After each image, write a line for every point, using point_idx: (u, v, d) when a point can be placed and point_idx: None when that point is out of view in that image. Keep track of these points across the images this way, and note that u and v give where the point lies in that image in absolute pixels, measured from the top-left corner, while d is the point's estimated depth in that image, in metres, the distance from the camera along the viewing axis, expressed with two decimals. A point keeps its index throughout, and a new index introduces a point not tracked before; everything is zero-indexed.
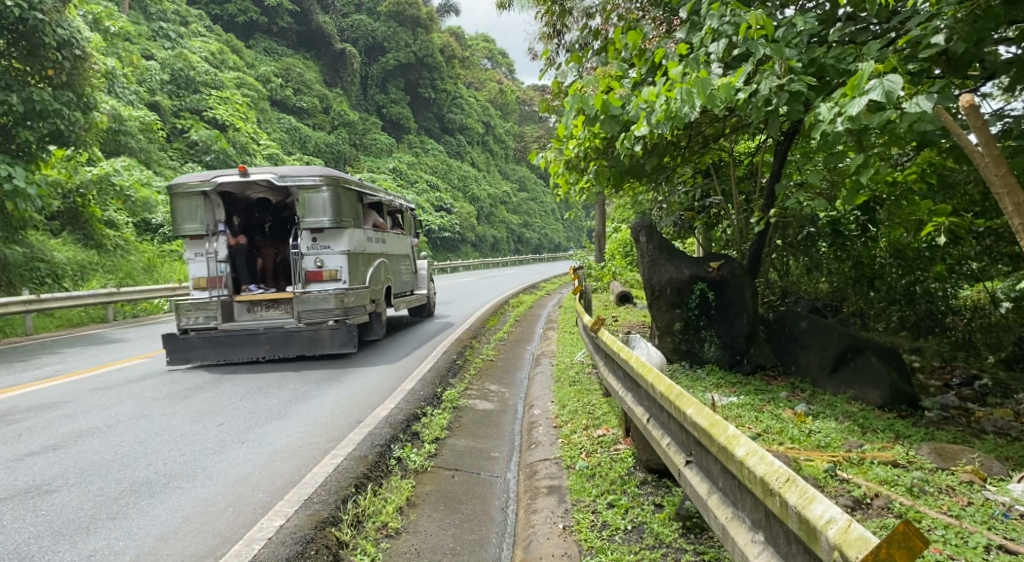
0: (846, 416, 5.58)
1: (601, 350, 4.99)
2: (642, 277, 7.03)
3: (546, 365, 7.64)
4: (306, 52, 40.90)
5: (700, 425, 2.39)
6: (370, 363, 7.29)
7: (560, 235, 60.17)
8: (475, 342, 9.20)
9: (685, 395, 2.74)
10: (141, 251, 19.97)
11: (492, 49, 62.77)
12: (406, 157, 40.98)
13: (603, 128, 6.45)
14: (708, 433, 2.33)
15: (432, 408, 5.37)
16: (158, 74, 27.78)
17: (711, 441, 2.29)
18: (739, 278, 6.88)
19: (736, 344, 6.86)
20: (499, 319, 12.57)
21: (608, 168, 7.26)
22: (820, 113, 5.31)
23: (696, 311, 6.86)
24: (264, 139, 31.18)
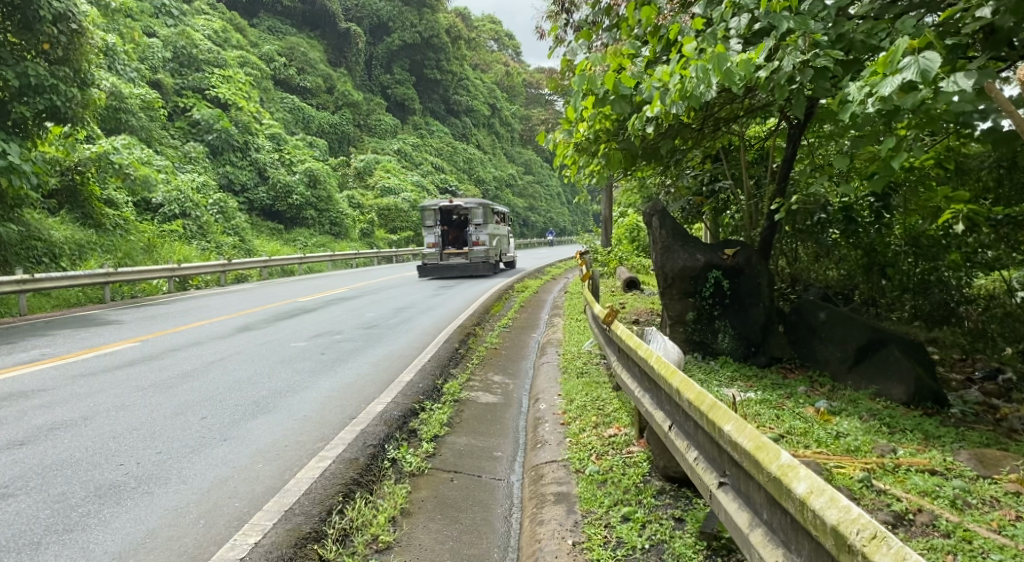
0: (871, 414, 5.24)
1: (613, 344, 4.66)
2: (654, 265, 6.65)
3: (551, 355, 7.32)
4: (310, 31, 40.32)
5: (745, 447, 2.07)
6: (367, 352, 6.95)
7: (565, 220, 59.72)
8: (478, 329, 8.88)
9: (719, 406, 2.42)
10: (141, 230, 19.60)
11: (498, 30, 62.02)
12: (411, 139, 40.53)
13: (613, 108, 6.04)
14: (755, 459, 2.00)
15: (431, 403, 5.05)
16: (161, 51, 27.32)
17: (761, 470, 1.96)
18: (755, 266, 6.52)
19: (753, 335, 6.49)
20: (503, 305, 12.20)
21: (619, 151, 6.85)
22: (849, 94, 4.84)
23: (711, 300, 6.48)
24: (267, 119, 30.75)
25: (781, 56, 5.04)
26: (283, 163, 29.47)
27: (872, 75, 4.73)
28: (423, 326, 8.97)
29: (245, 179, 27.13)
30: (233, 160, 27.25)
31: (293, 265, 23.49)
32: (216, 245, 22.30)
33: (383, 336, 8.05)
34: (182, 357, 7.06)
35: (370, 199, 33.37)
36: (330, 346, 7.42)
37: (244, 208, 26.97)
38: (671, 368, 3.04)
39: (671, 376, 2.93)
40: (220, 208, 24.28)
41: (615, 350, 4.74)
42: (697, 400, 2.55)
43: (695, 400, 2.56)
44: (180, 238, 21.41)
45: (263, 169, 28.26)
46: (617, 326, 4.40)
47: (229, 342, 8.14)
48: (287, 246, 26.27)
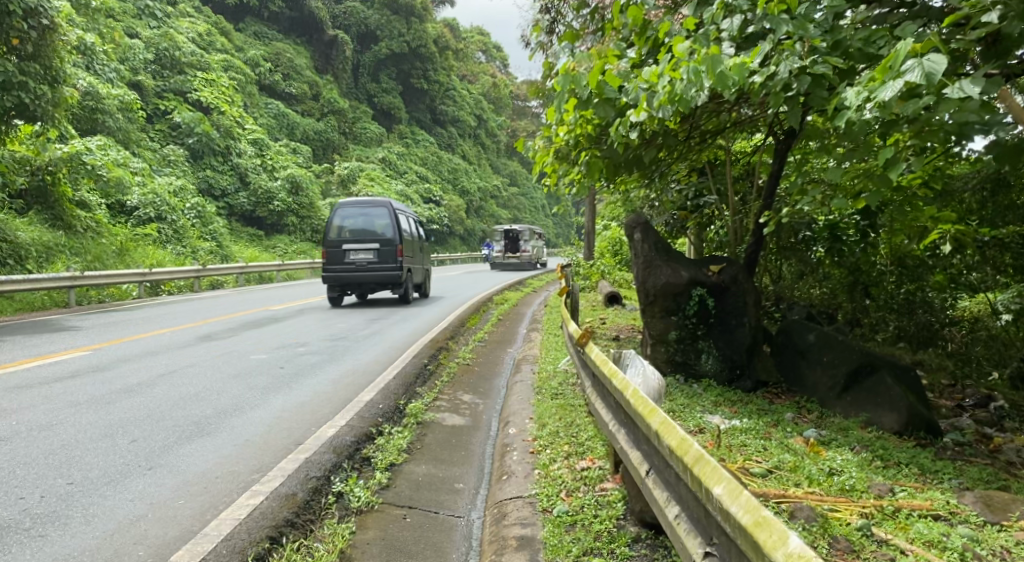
0: (863, 445, 4.91)
1: (587, 367, 4.28)
2: (636, 279, 6.29)
3: (526, 373, 6.93)
4: (297, 37, 39.91)
5: (743, 523, 1.71)
6: (330, 367, 6.51)
7: (549, 233, 59.51)
8: (451, 344, 8.47)
9: (706, 459, 2.07)
10: (114, 234, 18.98)
11: (487, 42, 62.11)
12: (396, 148, 40.23)
13: (596, 112, 5.74)
14: (757, 541, 1.65)
15: (391, 426, 4.64)
16: (142, 53, 26.73)
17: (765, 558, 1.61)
18: (742, 284, 6.19)
19: (738, 357, 6.14)
20: (481, 318, 11.79)
21: (602, 159, 6.52)
22: (846, 99, 4.59)
23: (694, 319, 6.12)
24: (250, 124, 30.24)
25: (777, 60, 4.81)
26: (265, 169, 28.97)
27: (871, 81, 4.50)
28: (393, 339, 8.53)
29: (225, 184, 26.59)
30: (214, 165, 26.70)
31: (270, 272, 22.95)
32: (192, 250, 21.72)
33: (350, 349, 7.62)
34: (133, 368, 6.60)
35: None
36: (291, 359, 6.98)
37: (223, 213, 26.39)
38: (647, 403, 2.67)
39: (649, 413, 2.56)
40: (197, 212, 23.64)
41: (589, 375, 4.37)
42: (680, 450, 2.19)
43: (678, 448, 2.20)
44: (154, 242, 20.81)
45: (244, 175, 27.73)
46: (592, 348, 4.02)
47: (185, 352, 7.67)
48: (266, 252, 25.73)
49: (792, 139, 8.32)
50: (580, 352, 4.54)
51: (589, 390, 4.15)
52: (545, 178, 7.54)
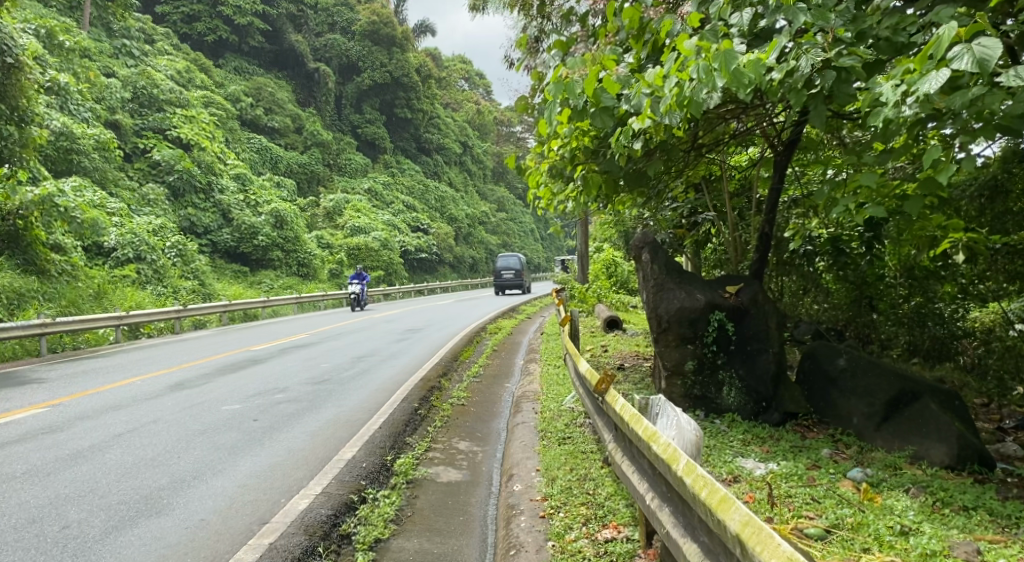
0: (917, 484, 4.33)
1: (609, 420, 3.66)
2: (645, 305, 5.71)
3: (528, 412, 6.32)
4: (278, 72, 39.60)
5: None
6: (311, 416, 5.85)
7: (540, 256, 58.86)
8: (445, 382, 7.83)
9: None
10: (91, 276, 18.30)
11: (469, 70, 62.29)
12: (381, 177, 39.83)
13: (594, 123, 5.22)
14: None
15: (377, 490, 4.00)
16: (119, 92, 25.89)
17: None
18: (762, 306, 5.64)
19: (763, 387, 5.53)
20: (474, 351, 11.12)
21: (601, 174, 6.00)
22: (881, 95, 4.08)
23: (713, 347, 5.53)
24: (232, 159, 29.69)
25: (796, 54, 4.32)
26: (247, 205, 28.32)
27: (908, 74, 4.06)
28: (380, 379, 7.87)
29: (207, 221, 25.95)
30: (196, 202, 26.07)
31: (255, 309, 22.21)
32: (173, 291, 20.95)
33: (334, 393, 6.98)
34: (92, 425, 5.92)
35: (339, 238, 32.28)
36: (268, 408, 6.31)
37: (206, 251, 25.79)
38: (709, 487, 2.07)
39: (719, 505, 1.96)
40: (178, 251, 22.85)
41: (610, 429, 3.75)
42: None
43: None
44: (133, 283, 20.07)
45: (226, 211, 27.10)
46: (617, 399, 3.40)
47: (153, 404, 6.98)
48: (251, 289, 24.98)
49: (790, 150, 7.83)
50: (600, 401, 3.92)
51: (611, 450, 3.52)
52: (537, 198, 7.02)
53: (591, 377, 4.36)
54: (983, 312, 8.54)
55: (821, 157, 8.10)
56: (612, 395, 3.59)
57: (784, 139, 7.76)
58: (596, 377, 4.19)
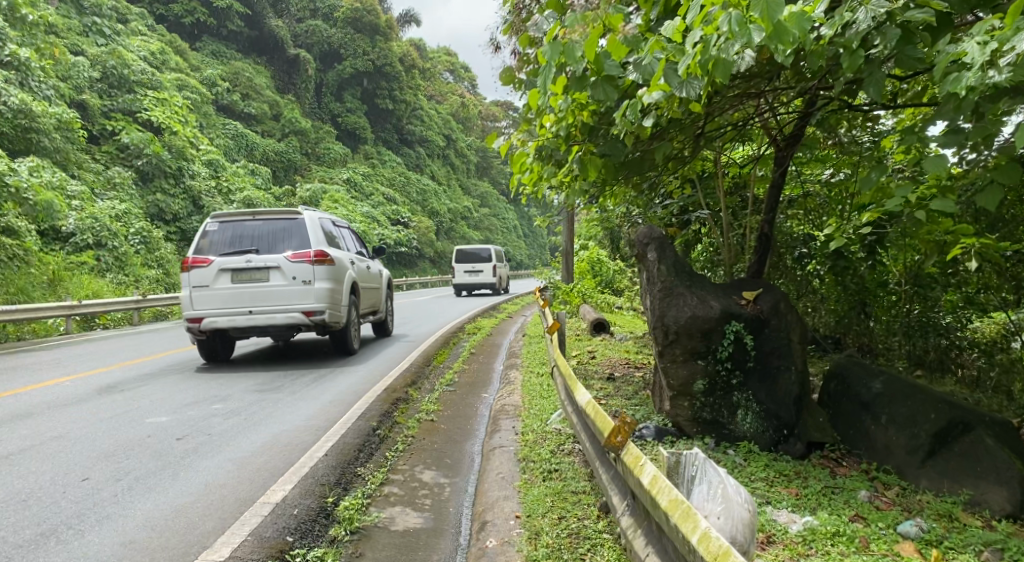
0: (985, 540, 3.50)
1: (631, 488, 2.78)
2: (648, 313, 4.83)
3: (505, 432, 5.47)
4: (257, 57, 38.22)
5: None
6: (245, 437, 4.87)
7: (520, 253, 57.96)
8: (413, 391, 6.93)
9: None
10: (44, 262, 16.97)
11: (454, 62, 61.08)
12: (361, 168, 38.64)
13: (596, 94, 4.30)
14: None
15: (307, 555, 3.06)
16: (87, 71, 24.43)
17: None
18: (785, 316, 4.81)
19: (785, 411, 4.68)
20: (450, 354, 10.18)
21: (599, 155, 5.09)
22: (965, 56, 3.16)
23: (729, 364, 4.66)
24: (206, 144, 28.33)
25: (849, 6, 3.38)
26: (219, 192, 27.03)
27: (996, 30, 3.16)
28: (339, 386, 6.92)
29: (177, 208, 24.70)
30: (166, 188, 24.77)
31: None
32: (135, 280, 19.66)
33: (282, 404, 6.02)
34: None
35: None
36: (200, 422, 5.30)
37: (175, 239, 24.63)
38: None
39: None
40: (143, 238, 21.43)
41: (627, 498, 2.85)
42: None
43: None
44: (90, 272, 18.78)
45: (197, 198, 25.87)
46: (652, 473, 2.48)
47: (68, 411, 5.92)
48: None
49: (795, 147, 7.02)
50: (613, 457, 3.03)
51: (630, 529, 2.69)
52: (522, 183, 6.09)
53: (600, 421, 3.44)
54: (986, 324, 7.66)
55: (829, 153, 7.27)
56: (638, 460, 2.68)
57: (788, 135, 6.91)
58: (609, 425, 3.27)
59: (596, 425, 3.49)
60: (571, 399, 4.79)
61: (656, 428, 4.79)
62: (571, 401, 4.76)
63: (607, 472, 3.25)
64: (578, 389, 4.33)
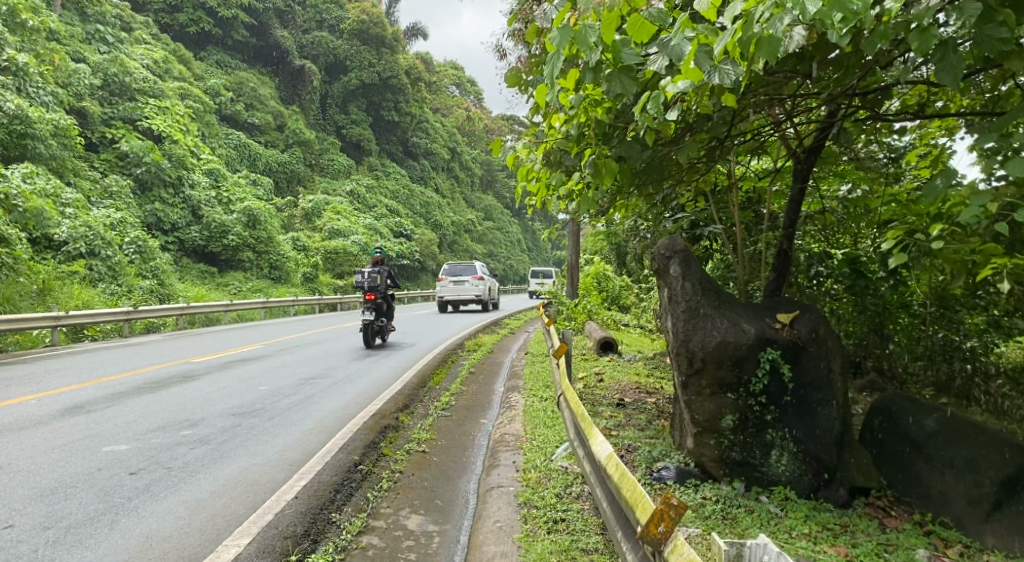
0: None
1: None
2: (670, 337, 4.23)
3: (505, 467, 4.88)
4: (261, 68, 37.83)
5: None
6: (208, 472, 4.28)
7: (524, 267, 57.30)
8: (407, 417, 6.35)
9: None
10: (34, 270, 16.26)
11: (460, 76, 60.78)
12: (365, 180, 38.17)
13: (613, 86, 3.73)
14: None
15: None
16: (88, 78, 23.84)
17: None
18: (824, 343, 4.23)
19: (825, 453, 4.09)
20: (447, 374, 9.55)
21: (614, 157, 4.52)
22: None
23: (762, 399, 4.07)
24: (207, 154, 27.85)
25: None
26: (219, 202, 26.51)
27: None
28: (324, 410, 6.31)
29: (176, 218, 24.20)
30: (165, 197, 24.25)
31: (218, 313, 20.43)
32: (128, 290, 19.00)
33: (258, 430, 5.43)
34: None
35: (316, 241, 30.61)
36: (161, 452, 4.69)
37: (172, 249, 24.05)
38: None
39: None
40: (138, 247, 20.79)
41: None
42: None
43: None
44: (82, 281, 18.10)
45: (196, 208, 25.35)
46: None
47: (19, 434, 5.33)
48: (216, 291, 23.23)
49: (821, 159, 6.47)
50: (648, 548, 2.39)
51: None
52: (527, 191, 5.53)
53: (626, 488, 2.78)
54: None
55: (848, 168, 6.58)
56: None
57: (807, 145, 6.21)
58: (638, 498, 2.62)
59: (620, 491, 2.82)
60: (582, 439, 4.15)
61: (677, 469, 4.22)
62: (583, 443, 4.10)
63: (632, 555, 2.61)
64: (593, 434, 3.67)
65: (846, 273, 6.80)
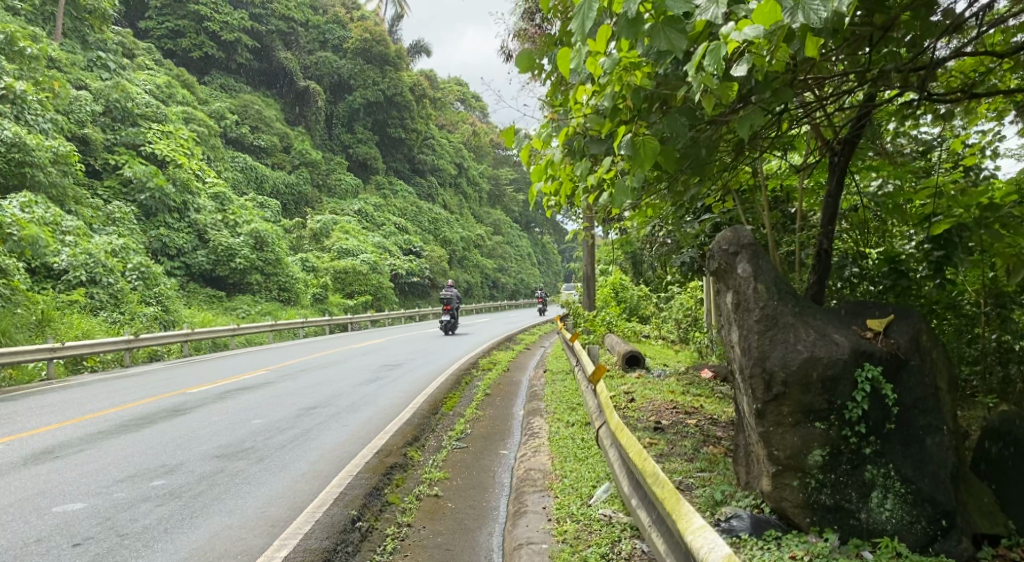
0: None
1: None
2: (743, 357, 3.46)
3: (539, 513, 4.09)
4: (266, 91, 37.36)
5: None
6: (172, 538, 3.52)
7: (534, 280, 56.39)
8: (419, 453, 5.57)
9: None
10: (33, 301, 15.50)
11: (465, 92, 60.32)
12: (373, 199, 37.62)
13: (660, 42, 2.95)
14: None
15: None
16: (90, 105, 23.25)
17: None
18: (928, 355, 3.47)
19: (941, 493, 3.29)
20: (462, 398, 8.68)
21: (655, 136, 3.75)
22: None
23: (860, 429, 3.31)
24: (212, 177, 27.30)
25: None
26: (225, 225, 25.83)
27: None
28: (322, 448, 5.51)
29: (182, 242, 23.51)
30: (170, 222, 23.57)
31: (224, 338, 19.66)
32: (131, 318, 18.19)
33: (245, 476, 4.66)
34: None
35: (325, 260, 29.96)
36: (121, 512, 3.90)
37: (179, 274, 23.33)
38: None
39: None
40: (141, 274, 20.09)
41: None
42: None
43: None
44: (82, 310, 17.35)
45: (202, 232, 24.71)
46: None
47: None
48: (222, 315, 22.47)
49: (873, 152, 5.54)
50: None
51: None
52: (546, 188, 4.75)
53: None
54: None
55: (876, 161, 5.59)
56: None
57: (840, 134, 5.07)
58: None
59: None
60: (650, 501, 3.26)
61: (752, 519, 3.41)
62: (652, 506, 3.23)
63: None
64: (682, 511, 2.78)
65: (884, 273, 5.38)
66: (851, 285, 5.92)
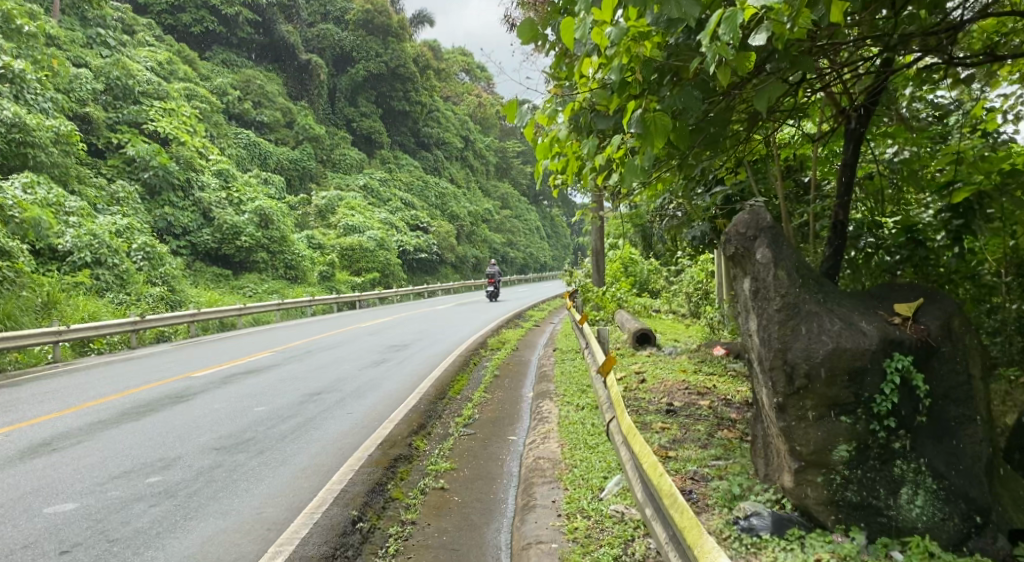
0: None
1: None
2: (762, 346, 3.24)
3: (548, 508, 3.93)
4: (269, 65, 36.82)
5: None
6: (164, 543, 3.40)
7: (542, 253, 56.09)
8: (424, 441, 5.41)
9: None
10: (39, 283, 15.38)
11: (470, 63, 59.43)
12: (378, 174, 37.29)
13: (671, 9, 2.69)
14: None
15: None
16: (91, 83, 22.91)
17: None
18: (961, 342, 3.23)
19: (976, 489, 3.09)
20: (470, 380, 8.53)
21: (666, 111, 3.49)
22: None
23: (890, 422, 3.10)
24: (215, 154, 27.03)
25: None
26: (230, 203, 25.60)
27: None
28: (325, 438, 5.36)
29: (187, 221, 23.33)
30: (174, 201, 23.36)
31: (231, 317, 19.58)
32: (137, 299, 18.09)
33: (243, 471, 4.52)
34: None
35: (331, 237, 29.77)
36: (113, 513, 3.77)
37: (185, 253, 23.21)
38: None
39: None
40: (146, 254, 19.96)
41: None
42: None
43: None
44: (87, 292, 17.25)
45: (207, 210, 24.52)
46: None
47: None
48: (230, 294, 22.37)
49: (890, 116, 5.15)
50: None
51: None
52: (550, 166, 4.49)
53: None
54: None
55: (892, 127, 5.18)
56: None
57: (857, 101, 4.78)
58: None
59: None
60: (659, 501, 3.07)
61: (773, 516, 3.22)
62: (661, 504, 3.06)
63: None
64: (704, 551, 2.28)
65: (900, 243, 4.86)
66: (866, 257, 5.17)
